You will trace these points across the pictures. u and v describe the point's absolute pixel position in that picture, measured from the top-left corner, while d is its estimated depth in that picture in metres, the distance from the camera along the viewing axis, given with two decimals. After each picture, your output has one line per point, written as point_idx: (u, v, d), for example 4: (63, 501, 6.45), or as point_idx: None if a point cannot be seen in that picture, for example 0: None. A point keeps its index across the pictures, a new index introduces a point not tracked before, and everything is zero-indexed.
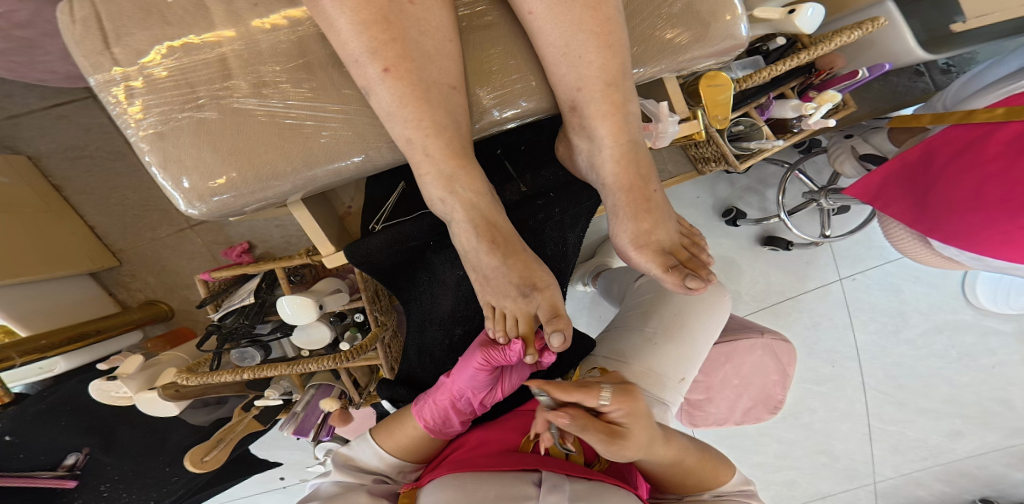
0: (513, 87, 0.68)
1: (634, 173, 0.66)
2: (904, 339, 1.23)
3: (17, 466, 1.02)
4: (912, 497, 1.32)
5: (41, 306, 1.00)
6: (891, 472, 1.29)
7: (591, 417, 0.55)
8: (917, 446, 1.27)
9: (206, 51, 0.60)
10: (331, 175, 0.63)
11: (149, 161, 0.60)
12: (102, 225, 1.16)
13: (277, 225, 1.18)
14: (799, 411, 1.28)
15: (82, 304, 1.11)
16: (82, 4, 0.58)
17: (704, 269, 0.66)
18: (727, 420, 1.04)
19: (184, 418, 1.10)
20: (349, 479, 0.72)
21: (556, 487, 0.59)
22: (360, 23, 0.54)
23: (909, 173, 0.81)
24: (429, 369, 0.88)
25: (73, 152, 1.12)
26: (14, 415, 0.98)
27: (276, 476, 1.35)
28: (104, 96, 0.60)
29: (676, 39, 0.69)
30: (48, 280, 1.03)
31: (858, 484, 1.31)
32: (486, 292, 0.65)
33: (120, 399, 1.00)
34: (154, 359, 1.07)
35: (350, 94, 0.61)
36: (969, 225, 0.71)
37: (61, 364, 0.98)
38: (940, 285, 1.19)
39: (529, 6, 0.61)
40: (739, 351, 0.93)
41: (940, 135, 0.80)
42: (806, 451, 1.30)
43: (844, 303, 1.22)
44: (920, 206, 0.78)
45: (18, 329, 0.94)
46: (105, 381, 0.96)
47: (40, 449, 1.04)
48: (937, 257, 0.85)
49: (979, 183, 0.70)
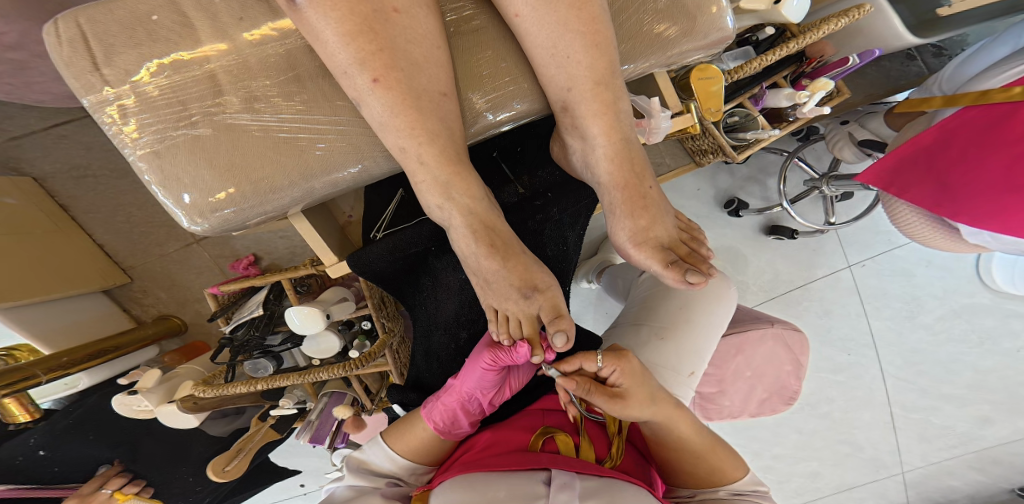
0: (505, 89, 0.69)
1: (627, 171, 0.66)
2: (921, 324, 1.21)
3: (54, 479, 1.03)
4: (945, 487, 1.31)
5: (61, 324, 1.03)
6: (919, 462, 1.28)
7: (594, 382, 0.60)
8: (945, 434, 1.26)
9: (194, 68, 0.61)
10: (329, 186, 0.65)
11: (148, 179, 0.62)
12: (111, 243, 1.17)
13: (279, 236, 1.20)
14: (817, 401, 1.27)
15: (99, 320, 1.13)
16: (67, 24, 0.60)
17: (705, 263, 0.67)
18: (742, 413, 1.04)
19: (207, 430, 1.12)
20: (362, 483, 0.73)
21: (567, 485, 0.59)
22: (346, 35, 0.54)
23: (927, 156, 0.80)
24: (437, 374, 0.91)
25: (77, 171, 1.14)
26: (47, 430, 1.00)
27: (297, 483, 1.37)
28: (99, 116, 0.61)
29: (665, 33, 0.70)
30: (61, 300, 1.04)
31: (886, 475, 1.30)
32: (489, 296, 0.66)
33: (141, 413, 1.02)
34: (171, 372, 1.08)
35: (342, 105, 0.63)
36: (1005, 206, 0.70)
37: (84, 380, 1.01)
38: (955, 269, 1.18)
39: (515, 9, 0.62)
40: (750, 342, 0.93)
41: (953, 118, 0.80)
42: (826, 442, 1.30)
43: (856, 289, 1.22)
44: (944, 190, 0.76)
45: (40, 348, 0.97)
46: (126, 395, 0.99)
47: (72, 460, 1.04)
48: (955, 242, 0.84)
49: (1008, 163, 0.70)
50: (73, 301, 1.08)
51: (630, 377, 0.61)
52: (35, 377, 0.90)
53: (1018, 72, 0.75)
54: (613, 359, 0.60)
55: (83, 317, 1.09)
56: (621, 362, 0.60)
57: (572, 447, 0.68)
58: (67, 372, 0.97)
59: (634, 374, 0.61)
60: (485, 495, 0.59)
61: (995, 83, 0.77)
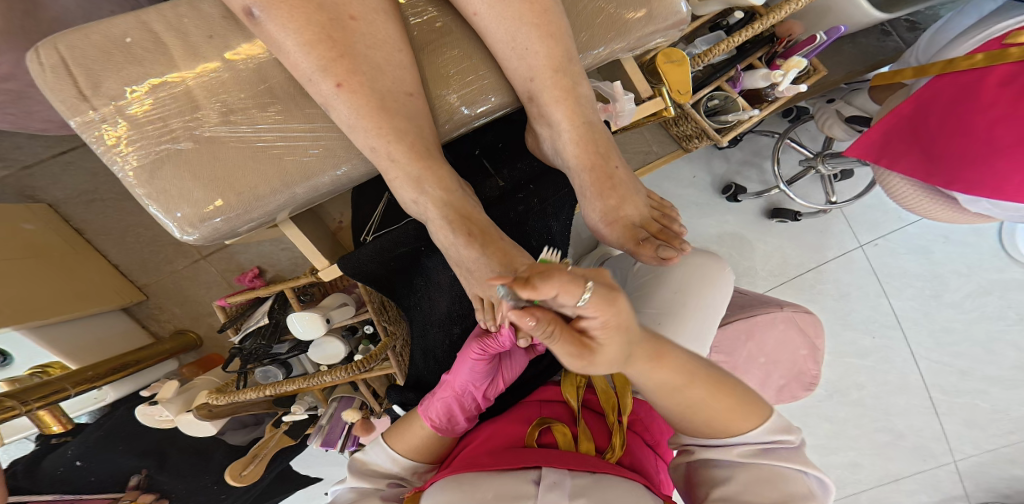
0: (474, 86, 0.71)
1: (593, 152, 0.68)
2: (947, 303, 1.19)
3: (91, 489, 1.07)
4: (1006, 476, 1.23)
5: (84, 340, 1.07)
6: (972, 450, 1.21)
7: (562, 324, 0.45)
8: (998, 419, 1.21)
9: (171, 87, 0.64)
10: (310, 191, 0.68)
11: (140, 194, 0.64)
12: (126, 263, 1.22)
13: (282, 248, 1.24)
14: (846, 387, 1.23)
15: (120, 338, 1.17)
16: (47, 51, 0.61)
17: (677, 239, 0.68)
18: (761, 400, 0.99)
19: (227, 439, 1.15)
20: (366, 484, 0.74)
21: (556, 485, 0.60)
22: (306, 44, 0.56)
23: (910, 126, 0.79)
24: (434, 371, 0.93)
25: (86, 196, 1.19)
26: (81, 441, 1.08)
27: (321, 491, 1.38)
28: (87, 136, 0.63)
29: (622, 20, 0.71)
30: (82, 318, 1.08)
31: (935, 464, 1.23)
32: (473, 286, 0.68)
33: (163, 423, 1.06)
34: (188, 384, 1.12)
35: (313, 112, 0.66)
36: (994, 171, 0.69)
37: (111, 393, 1.11)
38: (976, 244, 1.19)
39: (473, 8, 0.64)
40: (760, 327, 0.91)
41: (928, 87, 0.78)
42: (862, 430, 1.24)
43: (871, 271, 1.21)
44: (931, 160, 0.75)
45: (69, 363, 1.02)
46: (148, 406, 1.03)
47: (106, 470, 1.09)
48: (956, 214, 0.81)
49: (989, 127, 0.69)
50: (94, 320, 1.12)
51: (610, 309, 0.44)
52: (65, 390, 0.91)
53: (981, 39, 0.75)
54: (588, 288, 0.43)
55: (106, 334, 1.14)
56: (599, 291, 0.44)
57: (569, 439, 0.68)
58: (94, 385, 1.00)
59: (614, 304, 0.44)
60: (474, 496, 0.60)
61: (965, 48, 0.77)
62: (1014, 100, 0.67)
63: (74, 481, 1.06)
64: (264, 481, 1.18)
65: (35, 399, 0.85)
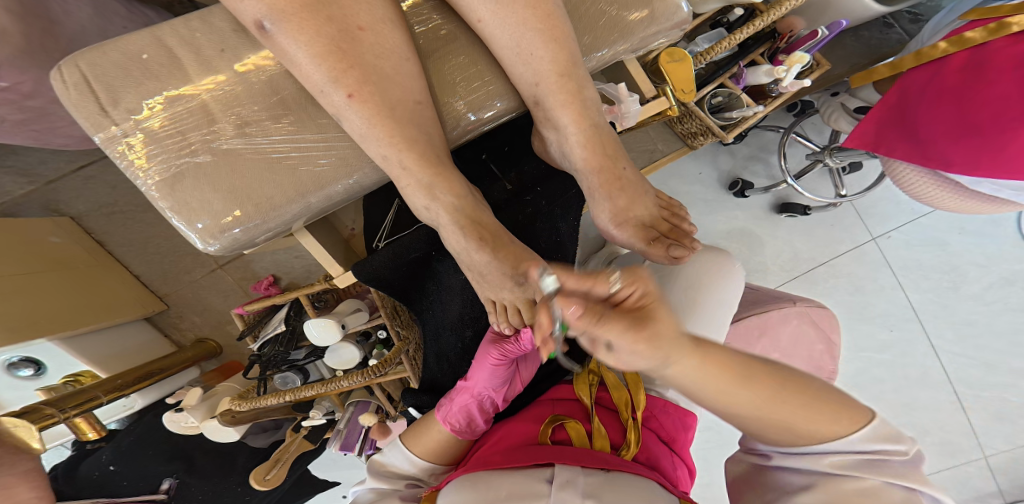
0: (481, 92, 0.72)
1: (600, 155, 0.69)
2: (967, 295, 1.19)
3: (125, 494, 1.03)
4: None
5: (111, 350, 1.10)
6: (1002, 444, 1.19)
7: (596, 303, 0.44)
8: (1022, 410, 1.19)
9: (188, 102, 0.66)
10: (324, 200, 0.70)
11: (162, 206, 0.66)
12: (147, 273, 1.24)
13: (296, 256, 1.27)
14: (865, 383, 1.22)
15: (144, 348, 1.20)
16: (69, 70, 0.64)
17: (687, 237, 0.70)
18: None
19: (250, 442, 1.14)
20: (384, 485, 0.75)
21: (569, 483, 0.60)
22: (317, 56, 0.58)
23: (896, 115, 0.80)
24: (448, 373, 0.94)
25: (107, 209, 1.21)
26: (114, 447, 1.06)
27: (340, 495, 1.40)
28: (110, 151, 0.65)
29: (624, 22, 0.73)
30: (108, 328, 1.11)
31: (964, 461, 1.19)
32: (485, 288, 0.70)
33: (190, 428, 1.07)
34: (212, 391, 1.14)
35: (325, 123, 0.68)
36: (980, 148, 0.69)
37: (140, 401, 1.14)
38: (994, 234, 1.19)
39: (479, 15, 0.66)
40: (773, 323, 0.86)
41: (905, 80, 0.80)
42: None
43: (885, 263, 1.20)
44: (923, 146, 0.75)
45: (99, 372, 1.06)
46: (174, 412, 1.04)
47: (140, 474, 1.05)
48: (967, 204, 0.80)
49: (961, 107, 0.71)
50: (120, 329, 1.15)
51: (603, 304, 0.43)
52: (97, 397, 0.95)
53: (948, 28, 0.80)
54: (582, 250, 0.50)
55: (128, 344, 1.16)
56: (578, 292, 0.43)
57: (585, 437, 0.69)
58: (123, 393, 1.03)
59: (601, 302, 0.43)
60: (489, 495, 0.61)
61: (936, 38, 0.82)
62: (975, 84, 0.71)
63: (107, 489, 1.02)
64: (289, 485, 1.20)
65: (71, 406, 0.89)
